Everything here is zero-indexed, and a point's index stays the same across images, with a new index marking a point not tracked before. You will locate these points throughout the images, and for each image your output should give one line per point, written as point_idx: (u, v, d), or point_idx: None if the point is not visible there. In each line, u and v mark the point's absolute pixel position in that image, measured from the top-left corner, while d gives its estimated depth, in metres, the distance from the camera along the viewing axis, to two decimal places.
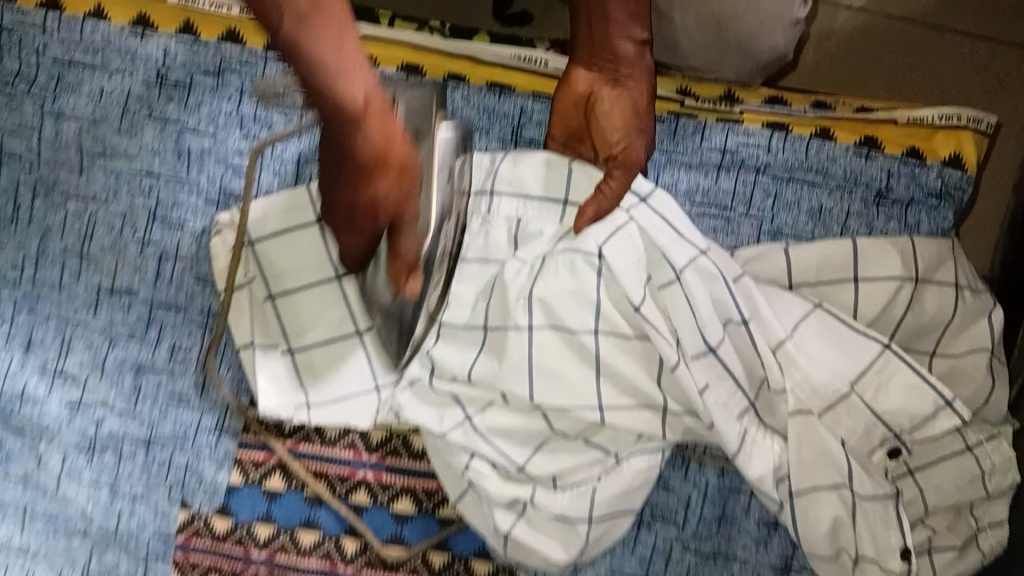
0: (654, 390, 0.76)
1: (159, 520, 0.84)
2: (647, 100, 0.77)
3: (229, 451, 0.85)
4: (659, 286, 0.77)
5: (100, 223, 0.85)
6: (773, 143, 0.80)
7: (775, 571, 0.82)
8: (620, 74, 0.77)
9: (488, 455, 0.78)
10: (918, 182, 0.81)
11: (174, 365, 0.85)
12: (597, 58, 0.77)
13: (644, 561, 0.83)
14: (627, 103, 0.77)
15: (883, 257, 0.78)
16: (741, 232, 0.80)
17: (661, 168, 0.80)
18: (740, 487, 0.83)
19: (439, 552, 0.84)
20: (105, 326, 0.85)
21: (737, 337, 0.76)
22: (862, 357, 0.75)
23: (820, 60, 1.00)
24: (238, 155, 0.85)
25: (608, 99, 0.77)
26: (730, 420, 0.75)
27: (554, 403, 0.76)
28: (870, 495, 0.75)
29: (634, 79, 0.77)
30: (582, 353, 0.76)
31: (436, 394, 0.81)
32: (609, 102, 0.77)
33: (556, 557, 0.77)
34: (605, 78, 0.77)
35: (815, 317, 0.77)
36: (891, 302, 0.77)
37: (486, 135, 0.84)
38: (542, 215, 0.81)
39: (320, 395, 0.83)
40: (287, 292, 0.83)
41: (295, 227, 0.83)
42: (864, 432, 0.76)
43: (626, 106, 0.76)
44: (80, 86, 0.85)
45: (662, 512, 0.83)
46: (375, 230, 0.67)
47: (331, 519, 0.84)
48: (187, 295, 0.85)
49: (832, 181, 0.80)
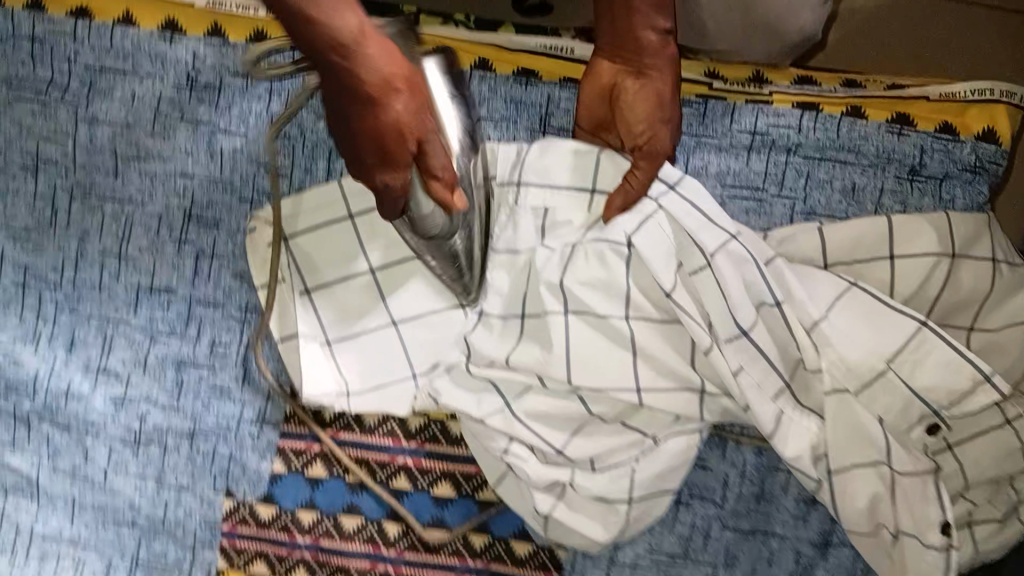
0: (691, 372, 0.77)
1: (206, 510, 0.86)
2: (671, 89, 0.75)
3: (271, 442, 0.86)
4: (691, 272, 0.76)
5: (137, 224, 0.86)
6: (804, 123, 0.80)
7: (814, 546, 0.84)
8: (643, 65, 0.75)
9: (527, 440, 0.79)
10: (952, 157, 0.80)
11: (215, 360, 0.86)
12: (620, 49, 0.75)
13: (683, 539, 0.84)
14: (650, 94, 0.75)
15: (917, 233, 0.78)
16: (775, 213, 0.80)
17: (691, 152, 0.80)
18: (778, 465, 0.84)
19: (480, 534, 0.86)
20: (145, 324, 0.86)
21: (771, 320, 0.76)
22: (898, 335, 0.75)
23: (844, 37, 0.99)
24: (270, 153, 0.85)
25: (631, 91, 0.75)
26: (765, 401, 0.76)
27: (592, 385, 0.76)
28: (907, 470, 0.75)
29: (658, 69, 0.74)
30: (616, 337, 0.77)
31: (473, 380, 0.82)
32: (632, 95, 0.75)
33: (595, 536, 0.79)
34: (629, 69, 0.76)
35: (849, 297, 0.76)
36: (927, 279, 0.77)
37: (514, 125, 0.84)
38: (569, 204, 0.80)
39: (359, 385, 0.85)
40: (324, 285, 0.85)
41: (330, 221, 0.85)
42: (901, 409, 0.75)
43: (649, 97, 0.74)
44: (112, 91, 0.85)
45: (700, 491, 0.84)
46: (410, 156, 0.64)
47: (373, 504, 0.86)
48: (225, 291, 0.86)
49: (865, 159, 0.80)
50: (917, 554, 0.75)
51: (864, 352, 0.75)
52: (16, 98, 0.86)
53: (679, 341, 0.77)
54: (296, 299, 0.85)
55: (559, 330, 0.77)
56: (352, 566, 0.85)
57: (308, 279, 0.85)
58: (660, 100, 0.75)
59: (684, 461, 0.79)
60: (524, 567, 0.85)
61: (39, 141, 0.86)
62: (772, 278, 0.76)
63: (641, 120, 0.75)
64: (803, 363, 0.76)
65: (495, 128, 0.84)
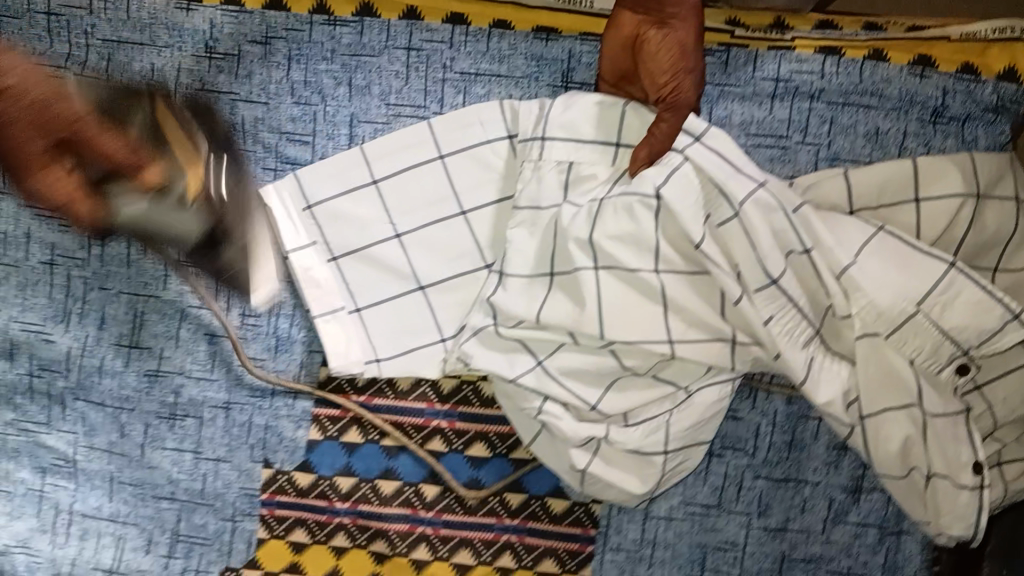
0: (722, 322, 0.77)
1: (243, 480, 0.87)
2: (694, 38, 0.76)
3: (306, 409, 0.87)
4: (718, 223, 0.76)
5: None
6: (826, 69, 0.80)
7: (845, 491, 0.85)
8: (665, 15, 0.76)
9: (561, 398, 0.79)
10: (974, 98, 0.80)
11: (246, 330, 0.87)
12: None
13: (716, 489, 0.85)
14: (674, 43, 0.75)
15: (944, 175, 0.77)
16: (799, 160, 0.81)
17: (715, 101, 0.80)
18: (809, 413, 0.85)
19: (515, 493, 0.86)
20: (176, 298, 0.87)
21: (800, 267, 0.76)
22: (929, 276, 0.74)
23: None
24: (292, 122, 0.86)
25: (653, 41, 0.76)
26: (796, 348, 0.76)
27: (624, 338, 0.77)
28: (941, 411, 0.75)
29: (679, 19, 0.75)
30: (646, 290, 0.77)
31: (503, 340, 0.82)
32: (654, 45, 0.76)
33: (632, 488, 0.80)
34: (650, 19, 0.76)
35: (878, 240, 0.76)
36: (953, 220, 0.77)
37: (535, 82, 0.84)
38: (594, 156, 0.81)
39: (391, 351, 0.85)
40: (353, 252, 0.85)
41: (353, 189, 0.84)
42: (930, 351, 0.75)
43: (672, 47, 0.75)
44: (131, 64, 0.85)
45: (732, 442, 0.85)
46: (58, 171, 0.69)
47: (409, 468, 0.87)
48: (253, 262, 0.87)
49: (888, 103, 0.80)
50: (950, 496, 0.75)
51: (893, 296, 0.74)
52: None
53: (710, 292, 0.78)
54: (325, 266, 0.85)
55: (589, 286, 0.77)
56: (392, 529, 0.86)
57: (336, 247, 0.85)
58: (682, 49, 0.75)
59: (716, 412, 0.79)
60: (560, 524, 0.86)
61: None
62: (800, 225, 0.76)
63: (664, 70, 0.76)
64: (833, 308, 0.76)
65: (516, 86, 0.84)
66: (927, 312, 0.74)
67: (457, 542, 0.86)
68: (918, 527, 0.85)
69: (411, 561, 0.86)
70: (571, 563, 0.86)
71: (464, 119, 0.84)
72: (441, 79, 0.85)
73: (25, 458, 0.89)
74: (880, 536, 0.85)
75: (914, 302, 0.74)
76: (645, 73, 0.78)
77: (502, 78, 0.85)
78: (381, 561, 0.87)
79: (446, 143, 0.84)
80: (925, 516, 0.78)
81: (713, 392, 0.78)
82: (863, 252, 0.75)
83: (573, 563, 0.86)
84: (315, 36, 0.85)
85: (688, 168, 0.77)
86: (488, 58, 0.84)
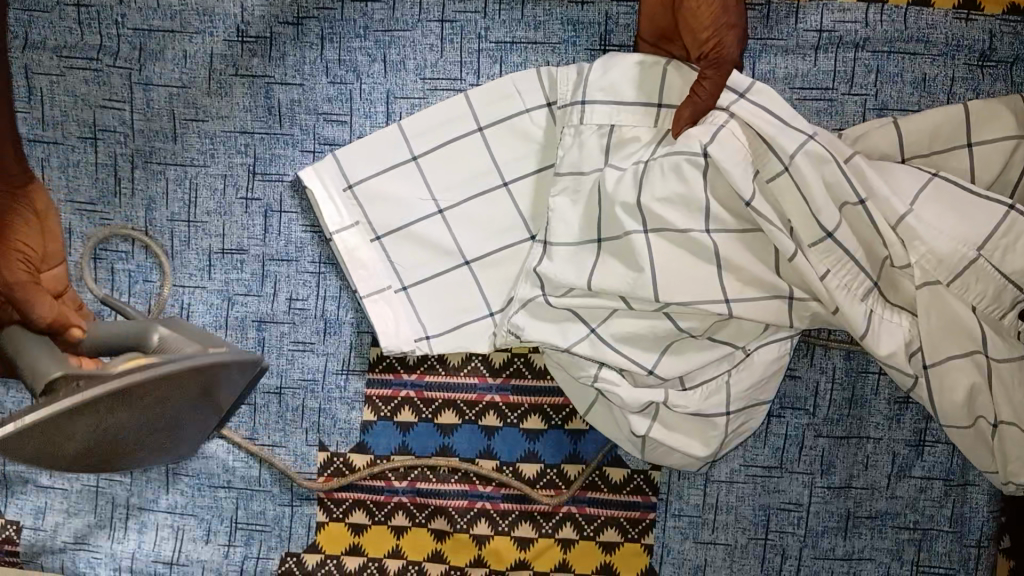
0: (778, 279, 0.76)
1: (300, 465, 0.87)
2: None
3: (359, 391, 0.86)
4: (768, 179, 0.75)
5: (202, 186, 0.85)
6: (870, 17, 0.78)
7: (909, 446, 0.84)
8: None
9: (616, 363, 0.79)
10: (1022, 39, 0.79)
11: (295, 315, 0.86)
12: None
13: (778, 450, 0.85)
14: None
15: (997, 117, 0.76)
16: (846, 111, 0.79)
17: (757, 56, 0.79)
18: (868, 368, 0.84)
19: (573, 463, 0.86)
20: (221, 286, 0.86)
21: (855, 219, 0.75)
22: (988, 220, 0.73)
23: None
24: (328, 102, 0.84)
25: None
26: (855, 302, 0.75)
27: (680, 300, 0.75)
28: (1005, 357, 0.74)
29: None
30: (698, 250, 0.75)
31: (554, 310, 0.81)
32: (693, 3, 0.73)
33: (695, 452, 0.80)
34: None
35: (932, 188, 0.75)
36: (1008, 163, 0.75)
37: (573, 47, 0.83)
38: (636, 118, 0.79)
39: (439, 328, 0.84)
40: (395, 230, 0.84)
41: (393, 166, 0.83)
42: (993, 296, 0.74)
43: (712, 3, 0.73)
44: (163, 52, 0.84)
45: (792, 402, 0.84)
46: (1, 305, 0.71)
47: (465, 444, 0.86)
48: (297, 246, 0.86)
49: (934, 48, 0.78)
50: (1018, 442, 0.75)
51: (951, 244, 0.73)
52: (68, 67, 0.85)
53: (766, 249, 0.77)
54: (368, 246, 0.84)
55: (640, 248, 0.75)
56: (451, 506, 0.86)
57: (378, 226, 0.84)
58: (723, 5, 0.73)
59: (777, 370, 0.79)
60: (621, 493, 0.86)
61: (96, 109, 0.85)
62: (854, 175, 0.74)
63: (704, 28, 0.74)
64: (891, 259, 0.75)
65: (553, 53, 0.83)
66: (988, 256, 0.73)
67: (518, 516, 0.86)
68: (984, 478, 0.84)
69: (473, 537, 0.86)
70: (634, 532, 0.86)
71: (502, 89, 0.82)
72: (476, 50, 0.83)
73: None
74: (946, 489, 0.84)
75: (974, 248, 0.73)
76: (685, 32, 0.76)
77: (538, 45, 0.83)
78: (442, 539, 0.86)
79: (484, 113, 0.82)
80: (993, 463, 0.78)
81: (773, 351, 0.78)
82: (918, 201, 0.74)
83: (636, 531, 0.86)
84: (347, 12, 0.84)
85: (733, 125, 0.76)
86: (523, 26, 0.83)
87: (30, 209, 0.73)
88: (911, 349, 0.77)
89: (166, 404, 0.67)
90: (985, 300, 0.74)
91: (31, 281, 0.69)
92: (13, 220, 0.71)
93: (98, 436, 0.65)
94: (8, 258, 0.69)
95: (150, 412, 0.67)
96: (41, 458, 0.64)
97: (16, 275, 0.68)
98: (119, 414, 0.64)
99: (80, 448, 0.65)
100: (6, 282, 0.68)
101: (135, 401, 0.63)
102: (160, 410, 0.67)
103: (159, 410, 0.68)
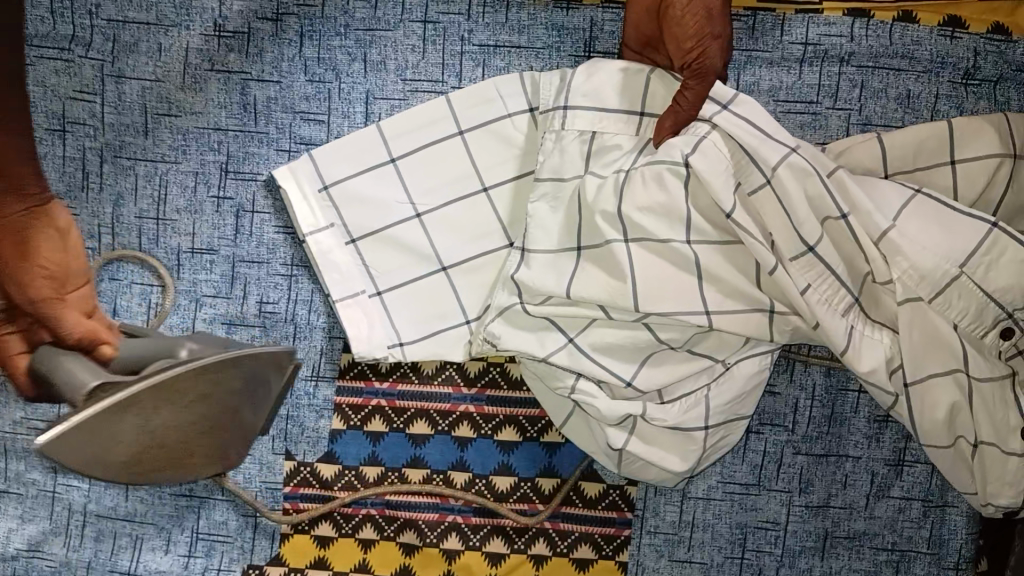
0: (759, 292, 0.74)
1: (266, 472, 0.85)
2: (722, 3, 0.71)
3: (328, 398, 0.84)
4: (750, 191, 0.74)
5: (173, 183, 0.83)
6: (856, 31, 0.78)
7: (887, 465, 0.83)
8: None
9: (595, 374, 0.77)
10: (1006, 59, 0.78)
11: (265, 318, 0.84)
12: None
13: (755, 467, 0.83)
14: (700, 8, 0.71)
15: (980, 135, 0.75)
16: (830, 126, 0.78)
17: (742, 68, 0.78)
18: (847, 385, 0.83)
19: (547, 476, 0.84)
20: (189, 287, 0.83)
21: (837, 234, 0.74)
22: (969, 235, 0.72)
23: None
24: (305, 101, 0.82)
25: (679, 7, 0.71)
26: (836, 317, 0.73)
27: (660, 310, 0.74)
28: (986, 375, 0.74)
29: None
30: (679, 260, 0.74)
31: (532, 319, 0.79)
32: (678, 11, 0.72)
33: (672, 467, 0.78)
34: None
35: (916, 203, 0.74)
36: (990, 181, 0.75)
37: (557, 53, 0.82)
38: (617, 125, 0.78)
39: (413, 335, 0.81)
40: (370, 234, 0.82)
41: (371, 168, 0.81)
42: (976, 313, 0.73)
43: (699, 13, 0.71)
44: (138, 45, 0.82)
45: (770, 418, 0.83)
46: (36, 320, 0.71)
47: (437, 456, 0.83)
48: (268, 247, 0.84)
49: (919, 65, 0.78)
50: (998, 461, 0.75)
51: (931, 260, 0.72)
52: (38, 57, 0.82)
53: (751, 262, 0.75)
54: (342, 249, 0.82)
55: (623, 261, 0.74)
56: (421, 518, 0.84)
57: (353, 229, 0.82)
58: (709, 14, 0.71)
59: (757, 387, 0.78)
60: (595, 508, 0.84)
61: (65, 101, 0.83)
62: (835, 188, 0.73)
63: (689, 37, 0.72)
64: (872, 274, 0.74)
65: (537, 58, 0.82)
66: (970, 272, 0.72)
67: (489, 530, 0.83)
68: (962, 500, 0.83)
69: (442, 551, 0.84)
70: (608, 549, 0.83)
71: (483, 93, 0.81)
72: (458, 52, 0.82)
73: (34, 457, 0.85)
74: (924, 510, 0.83)
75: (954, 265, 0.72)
76: (669, 36, 0.74)
77: (522, 50, 0.82)
78: (410, 553, 0.84)
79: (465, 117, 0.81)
80: (975, 484, 0.77)
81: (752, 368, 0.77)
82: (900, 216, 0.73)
83: (610, 548, 0.83)
84: (328, 10, 0.82)
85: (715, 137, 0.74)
86: (507, 30, 0.82)
87: (51, 224, 0.71)
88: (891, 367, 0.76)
89: (200, 397, 0.68)
90: (967, 318, 0.73)
91: (56, 298, 0.70)
92: (35, 239, 0.70)
93: (151, 433, 0.66)
94: (29, 274, 0.69)
95: (191, 406, 0.68)
96: (91, 467, 0.64)
97: (40, 292, 0.69)
98: (163, 410, 0.66)
99: (131, 453, 0.66)
100: (32, 299, 0.69)
101: (180, 397, 0.66)
102: (202, 406, 0.69)
103: (202, 402, 0.69)
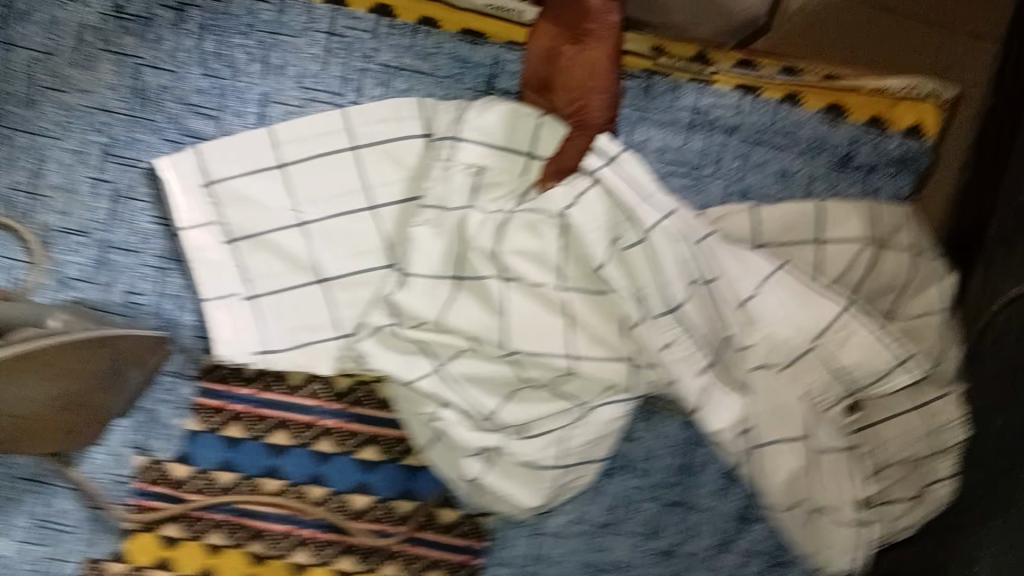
0: (621, 343, 0.77)
1: (113, 465, 0.82)
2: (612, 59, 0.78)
3: (186, 397, 0.82)
4: (625, 245, 0.74)
5: (50, 159, 0.80)
6: (743, 106, 0.83)
7: (733, 519, 0.85)
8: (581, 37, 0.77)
9: (458, 404, 0.78)
10: (881, 150, 0.83)
11: (130, 309, 0.82)
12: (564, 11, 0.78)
13: (608, 509, 0.85)
14: (587, 60, 0.78)
15: (846, 220, 0.80)
16: (710, 191, 0.83)
17: (634, 125, 0.82)
18: (702, 439, 0.86)
19: (403, 499, 0.84)
20: (54, 267, 0.81)
21: (703, 299, 0.75)
22: (825, 314, 0.76)
23: None
24: (198, 94, 0.81)
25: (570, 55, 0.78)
26: (691, 375, 0.75)
27: (527, 348, 0.76)
28: (824, 447, 0.78)
29: (597, 37, 0.77)
30: (549, 303, 0.77)
31: (402, 342, 0.79)
32: (567, 62, 0.78)
33: (524, 502, 0.79)
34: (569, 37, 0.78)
35: (778, 278, 0.77)
36: (850, 264, 0.80)
37: (459, 83, 0.83)
38: (503, 164, 0.79)
39: (282, 344, 0.81)
40: (251, 236, 0.81)
41: (258, 171, 0.80)
42: (821, 385, 0.78)
43: (587, 66, 0.78)
44: (29, 14, 0.80)
45: (625, 462, 0.85)
46: None
47: (295, 467, 0.83)
48: (143, 236, 0.82)
49: (799, 146, 0.83)
50: (829, 528, 0.79)
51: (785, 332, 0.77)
52: None
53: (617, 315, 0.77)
54: (219, 248, 0.81)
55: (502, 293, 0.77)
56: (270, 529, 0.82)
57: (233, 228, 0.81)
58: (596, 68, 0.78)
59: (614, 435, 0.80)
60: (447, 535, 0.84)
61: None
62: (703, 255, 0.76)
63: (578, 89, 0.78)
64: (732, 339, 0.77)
65: (437, 86, 0.83)
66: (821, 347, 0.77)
67: (338, 548, 0.83)
68: None
69: (288, 565, 0.82)
70: None
71: (378, 112, 0.81)
72: (361, 69, 0.82)
73: None
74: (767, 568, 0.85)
75: (807, 340, 0.77)
76: (558, 85, 0.80)
77: (424, 76, 0.83)
78: (255, 563, 0.82)
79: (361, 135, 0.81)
80: (814, 543, 0.80)
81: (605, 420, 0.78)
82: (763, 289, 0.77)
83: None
84: (233, 7, 0.81)
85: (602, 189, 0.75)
86: (412, 54, 0.82)
87: None
88: (753, 436, 0.77)
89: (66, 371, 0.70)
90: (814, 390, 0.78)
91: None
92: None
93: (19, 406, 0.68)
94: None
95: (56, 379, 0.69)
96: None
97: None
98: (29, 383, 0.67)
99: None
100: None
101: (49, 368, 0.68)
102: (65, 380, 0.71)
103: (68, 376, 0.71)
